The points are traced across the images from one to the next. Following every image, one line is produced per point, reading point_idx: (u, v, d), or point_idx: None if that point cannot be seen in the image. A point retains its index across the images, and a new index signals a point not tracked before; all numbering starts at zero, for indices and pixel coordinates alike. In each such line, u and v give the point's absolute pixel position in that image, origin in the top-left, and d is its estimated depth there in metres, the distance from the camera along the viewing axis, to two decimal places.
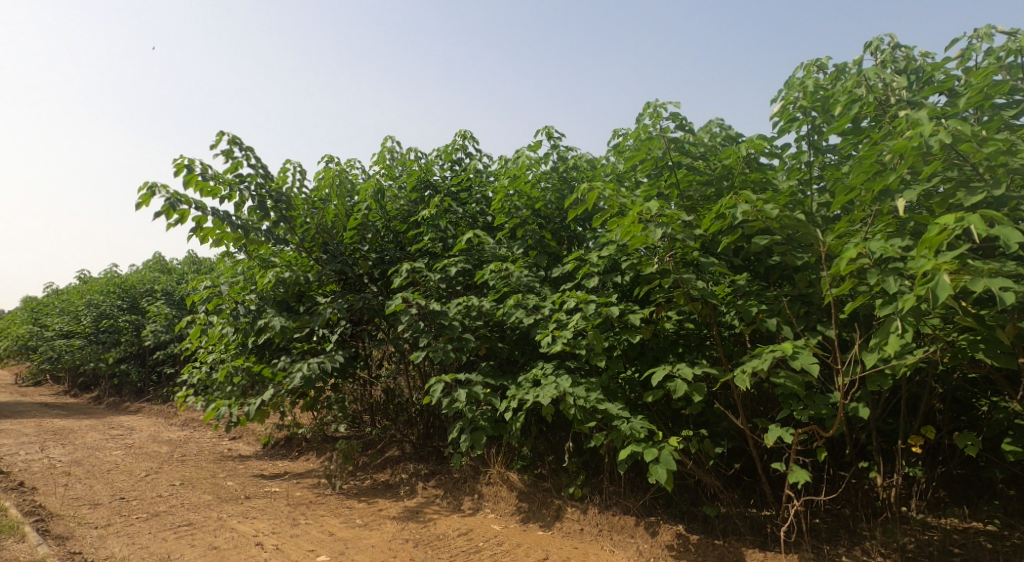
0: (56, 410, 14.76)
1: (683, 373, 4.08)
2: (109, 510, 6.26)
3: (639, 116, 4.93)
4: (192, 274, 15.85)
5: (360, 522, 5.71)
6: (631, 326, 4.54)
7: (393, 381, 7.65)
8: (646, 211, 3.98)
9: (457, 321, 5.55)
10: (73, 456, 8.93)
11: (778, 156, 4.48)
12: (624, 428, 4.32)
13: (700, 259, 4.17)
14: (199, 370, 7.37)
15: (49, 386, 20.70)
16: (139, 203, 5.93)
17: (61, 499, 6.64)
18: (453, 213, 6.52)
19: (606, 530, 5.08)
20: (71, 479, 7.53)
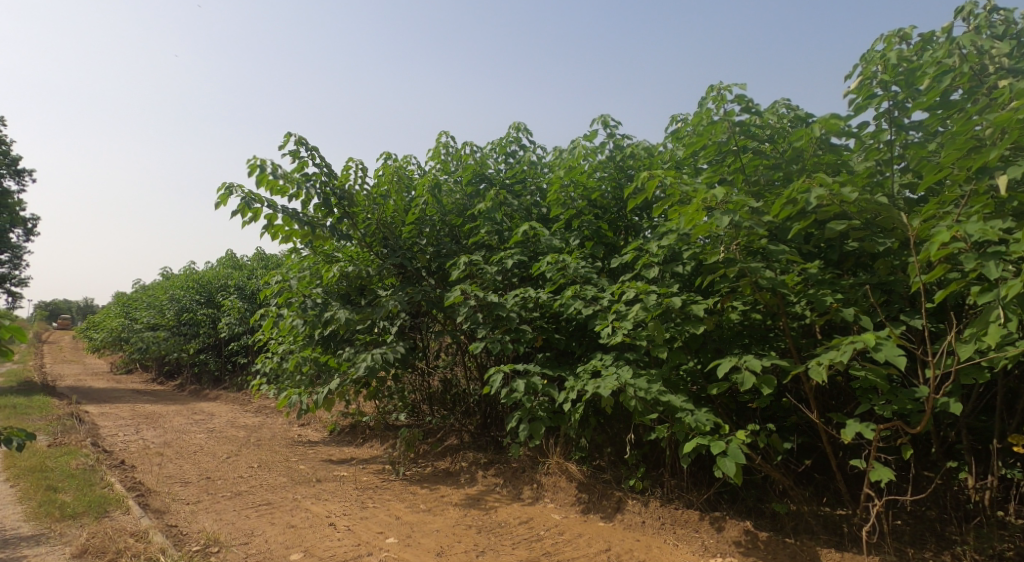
0: (146, 397, 15.80)
1: (751, 366, 3.94)
2: (198, 488, 6.65)
3: (701, 100, 4.78)
4: (262, 269, 16.57)
5: (424, 507, 5.84)
6: (693, 317, 4.41)
7: (450, 372, 7.78)
8: (711, 199, 3.88)
9: (515, 313, 5.52)
10: (164, 438, 9.54)
11: (855, 136, 4.24)
12: (689, 421, 4.23)
13: (768, 247, 4.01)
14: (271, 360, 7.72)
15: (140, 374, 22.24)
16: (217, 202, 6.23)
17: (155, 476, 7.11)
18: (509, 205, 6.46)
19: (669, 524, 5.00)
20: (163, 459, 8.05)
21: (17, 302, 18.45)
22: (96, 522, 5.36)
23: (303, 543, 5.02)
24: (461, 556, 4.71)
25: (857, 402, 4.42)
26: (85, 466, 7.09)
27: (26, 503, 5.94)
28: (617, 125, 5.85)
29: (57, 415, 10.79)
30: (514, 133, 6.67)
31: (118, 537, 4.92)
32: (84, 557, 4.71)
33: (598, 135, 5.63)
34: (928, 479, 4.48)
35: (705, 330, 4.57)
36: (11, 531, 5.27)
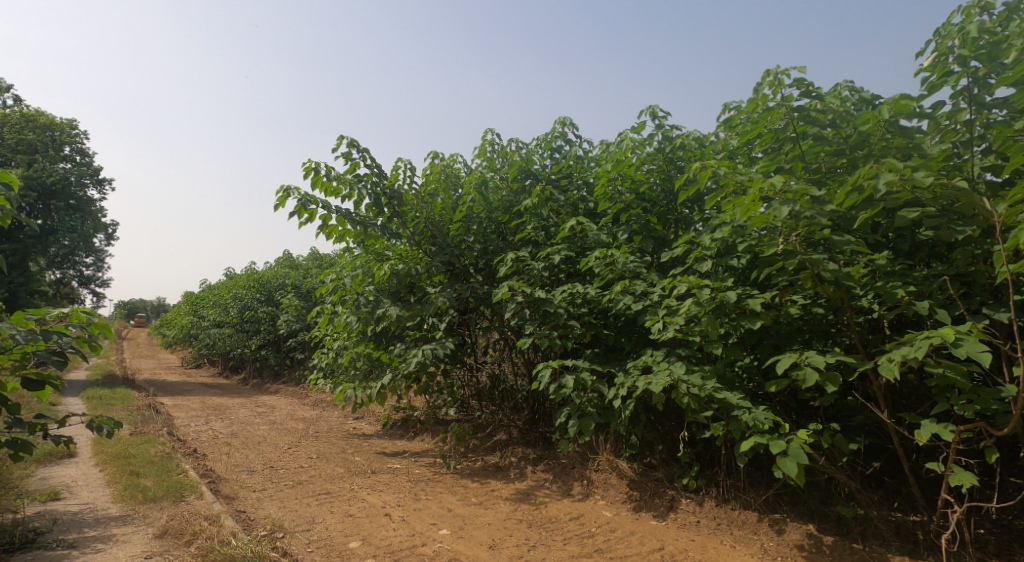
0: (213, 389, 16.53)
1: (814, 362, 3.80)
2: (263, 476, 6.91)
3: (758, 85, 4.63)
4: (317, 268, 17.04)
5: (475, 501, 5.88)
6: (750, 312, 4.28)
7: (498, 368, 7.80)
8: (768, 188, 3.76)
9: (563, 309, 5.49)
10: (231, 428, 9.96)
11: (929, 117, 4.02)
12: (746, 419, 4.11)
13: (831, 238, 3.85)
14: (327, 355, 7.94)
15: (207, 368, 23.26)
16: (275, 204, 6.43)
17: (224, 465, 7.43)
18: (555, 201, 6.42)
19: (725, 525, 4.88)
20: (231, 448, 8.40)
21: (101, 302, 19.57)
22: (173, 505, 5.65)
23: (361, 532, 5.14)
24: (513, 549, 4.73)
25: (931, 402, 4.20)
26: (163, 453, 7.48)
27: (112, 487, 6.32)
28: (666, 115, 5.72)
29: (136, 405, 11.41)
30: (559, 128, 6.61)
31: (194, 520, 5.17)
32: (164, 538, 4.97)
33: (646, 127, 5.52)
34: (1014, 485, 4.22)
35: (762, 325, 4.43)
36: (100, 512, 5.62)
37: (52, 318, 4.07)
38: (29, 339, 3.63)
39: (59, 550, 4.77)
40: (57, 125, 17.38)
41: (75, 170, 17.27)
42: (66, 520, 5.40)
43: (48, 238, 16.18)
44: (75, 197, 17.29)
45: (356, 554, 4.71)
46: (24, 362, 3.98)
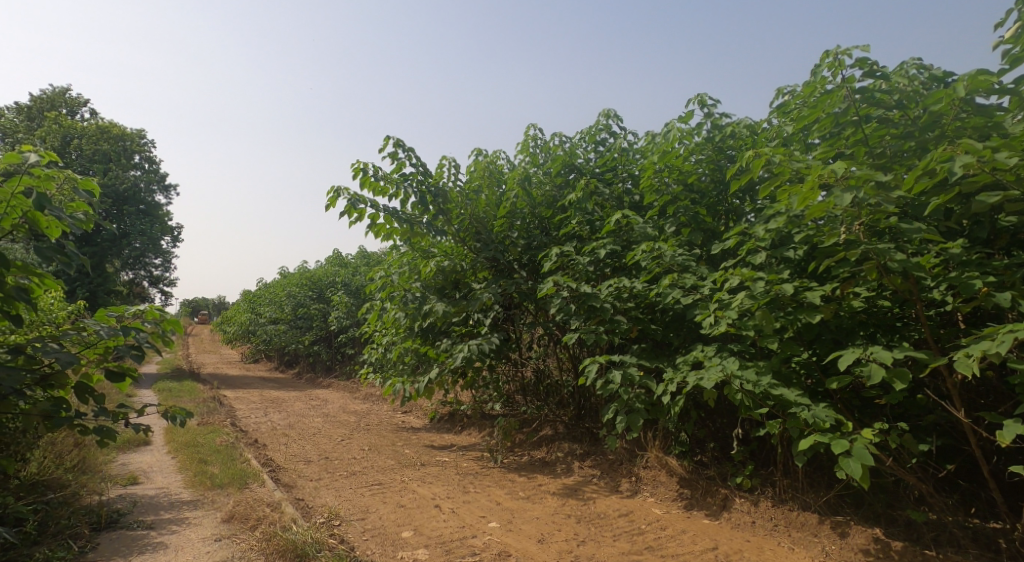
0: (269, 383, 17.09)
1: (880, 357, 3.64)
2: (319, 466, 7.10)
3: (816, 68, 4.48)
4: (366, 266, 17.41)
5: (523, 495, 5.89)
6: (808, 305, 4.13)
7: (543, 362, 7.78)
8: (829, 174, 3.62)
9: (609, 303, 5.43)
10: (288, 420, 10.28)
11: (1010, 93, 3.78)
12: (806, 417, 3.98)
13: (899, 226, 3.68)
14: (376, 350, 8.10)
15: (263, 363, 24.07)
16: (326, 204, 6.57)
17: (283, 455, 7.67)
18: (599, 194, 6.34)
19: (782, 526, 4.74)
20: (289, 439, 8.67)
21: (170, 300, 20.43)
22: (238, 492, 5.87)
23: (413, 522, 5.22)
24: (563, 544, 4.70)
25: (1012, 401, 3.96)
26: (227, 443, 7.78)
27: (184, 473, 6.61)
28: (715, 103, 5.57)
29: (201, 397, 11.92)
30: (603, 121, 6.53)
31: (258, 506, 5.35)
32: (231, 522, 5.17)
33: (694, 116, 5.39)
34: None
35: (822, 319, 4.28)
36: (173, 496, 5.89)
37: (129, 314, 4.28)
38: (112, 334, 3.92)
39: (139, 530, 5.02)
40: (127, 135, 17.93)
41: (144, 178, 17.94)
42: (144, 503, 5.68)
43: (121, 242, 16.92)
44: (144, 203, 17.99)
45: (409, 543, 4.78)
46: (106, 355, 4.18)
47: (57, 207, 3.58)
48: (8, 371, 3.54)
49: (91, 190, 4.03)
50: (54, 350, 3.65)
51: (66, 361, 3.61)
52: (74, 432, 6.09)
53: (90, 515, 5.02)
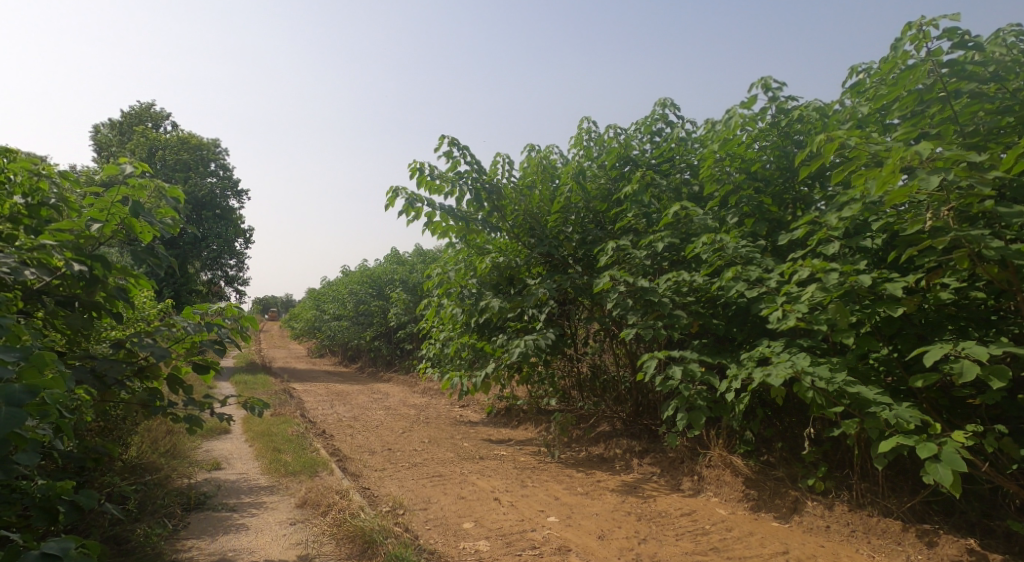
0: (334, 377, 17.63)
1: (974, 353, 3.40)
2: (383, 457, 7.27)
3: (898, 41, 4.24)
4: (423, 264, 17.72)
5: (582, 491, 5.85)
6: (889, 298, 3.90)
7: (600, 358, 7.70)
8: (913, 156, 3.40)
9: (668, 297, 5.30)
10: (352, 412, 10.58)
11: None
12: (888, 417, 3.76)
13: (996, 210, 3.42)
14: (434, 345, 8.24)
15: (327, 358, 24.86)
16: (384, 204, 6.70)
17: (349, 445, 7.89)
18: (656, 186, 6.18)
19: (860, 532, 4.50)
20: (354, 430, 8.92)
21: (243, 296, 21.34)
22: (310, 479, 6.09)
23: (473, 514, 5.26)
24: (624, 541, 4.63)
25: None
26: (299, 433, 8.07)
27: (261, 460, 6.91)
28: (780, 86, 5.33)
29: (274, 389, 12.44)
30: (659, 110, 6.36)
31: (328, 492, 5.52)
32: (304, 508, 5.36)
33: (758, 101, 5.19)
34: None
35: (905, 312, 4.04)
36: (252, 481, 6.17)
37: (212, 311, 4.45)
38: (198, 329, 4.17)
39: (224, 511, 5.28)
40: (205, 145, 18.69)
41: (220, 184, 18.84)
42: (227, 486, 5.98)
43: (201, 244, 17.78)
44: (221, 207, 18.84)
45: (470, 534, 4.83)
46: (194, 350, 4.35)
47: (150, 214, 3.77)
48: (110, 362, 3.75)
49: (178, 198, 4.24)
50: (149, 344, 3.85)
51: (161, 355, 3.80)
52: (165, 418, 6.47)
53: (181, 496, 5.33)
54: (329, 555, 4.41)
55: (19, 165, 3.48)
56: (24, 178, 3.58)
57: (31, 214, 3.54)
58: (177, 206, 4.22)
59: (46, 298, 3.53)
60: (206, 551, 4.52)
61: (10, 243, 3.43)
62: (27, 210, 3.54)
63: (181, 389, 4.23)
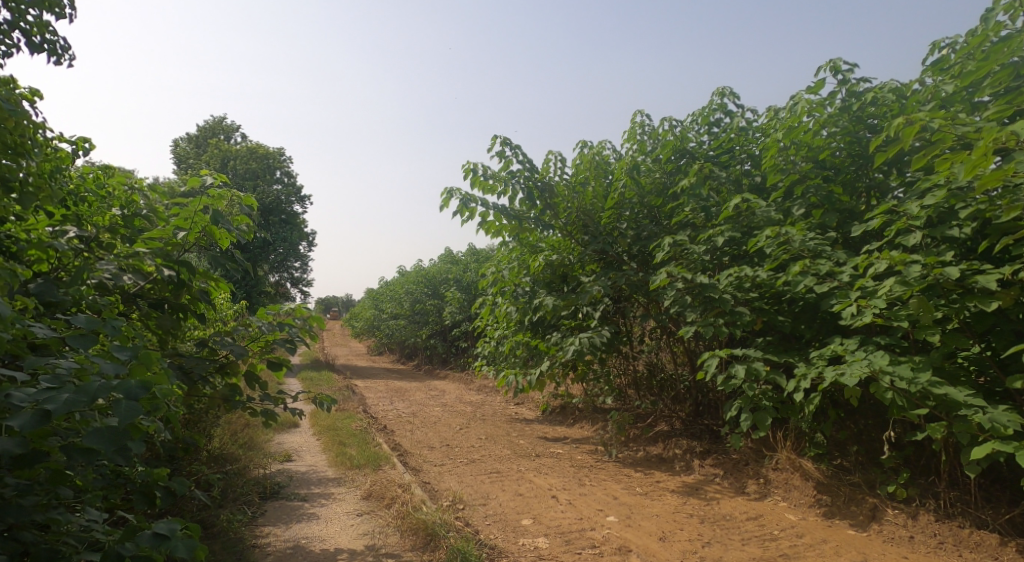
0: (393, 374, 18.00)
1: None
2: (442, 453, 7.35)
3: (989, 13, 3.98)
4: (477, 264, 17.89)
5: (641, 491, 5.74)
6: (981, 292, 3.66)
7: (657, 356, 7.55)
8: (1008, 138, 3.16)
9: (729, 294, 5.13)
10: (411, 408, 10.76)
11: None
12: (981, 422, 3.51)
13: None
14: (489, 343, 8.27)
15: (385, 355, 25.43)
16: (439, 206, 6.76)
17: (409, 441, 8.03)
18: (715, 178, 5.99)
19: (948, 544, 4.22)
20: (413, 426, 9.07)
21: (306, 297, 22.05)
22: (375, 472, 6.21)
23: (531, 511, 5.25)
24: (686, 543, 4.52)
25: None
26: (362, 428, 8.27)
27: (328, 453, 7.12)
28: (851, 68, 5.07)
29: (337, 386, 12.82)
30: (717, 100, 6.17)
31: (391, 485, 5.61)
32: (369, 500, 5.47)
33: (826, 84, 4.95)
34: None
35: (999, 308, 3.77)
36: (321, 473, 6.35)
37: (283, 311, 4.58)
38: (271, 329, 4.32)
39: (296, 501, 5.46)
40: (272, 154, 19.36)
41: (285, 191, 19.51)
42: (298, 477, 6.18)
43: (269, 248, 18.47)
44: (286, 212, 19.52)
45: (529, 531, 4.81)
46: (268, 348, 4.42)
47: (227, 220, 3.97)
48: (195, 360, 3.96)
49: (252, 206, 4.43)
50: (230, 343, 4.07)
51: (239, 353, 3.98)
52: (242, 412, 6.77)
53: (258, 485, 5.55)
54: (395, 546, 4.47)
55: (115, 182, 3.87)
56: (119, 193, 3.98)
57: (126, 224, 3.73)
58: (252, 214, 4.43)
59: (140, 301, 3.70)
60: (281, 537, 4.68)
61: (108, 251, 3.59)
62: (123, 221, 3.80)
63: (256, 385, 4.37)
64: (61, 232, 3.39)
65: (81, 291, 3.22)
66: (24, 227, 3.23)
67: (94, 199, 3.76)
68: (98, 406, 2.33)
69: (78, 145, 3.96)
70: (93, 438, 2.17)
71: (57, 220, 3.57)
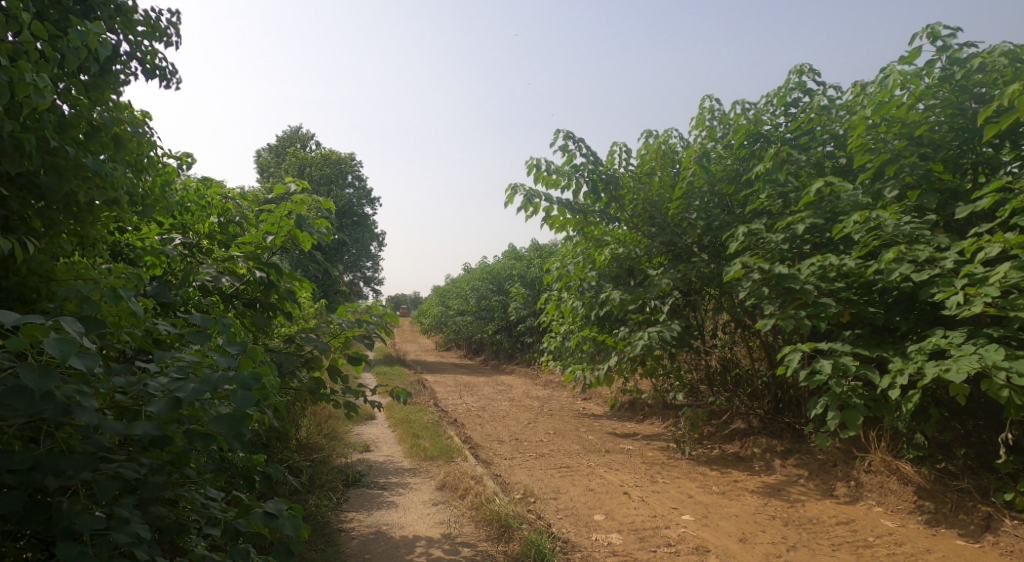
0: (461, 369, 18.24)
1: None
2: (511, 446, 7.36)
3: None
4: (541, 259, 17.88)
5: (718, 490, 5.53)
6: None
7: (731, 350, 7.28)
8: None
9: (812, 284, 4.84)
10: (479, 402, 10.86)
11: None
12: None
13: None
14: (555, 338, 8.22)
15: (453, 351, 25.82)
16: (503, 202, 6.75)
17: (479, 434, 8.09)
18: (794, 161, 5.68)
19: None
20: (483, 419, 9.15)
21: (376, 294, 22.66)
22: (447, 464, 6.29)
23: (604, 506, 5.16)
24: (769, 546, 4.31)
25: None
26: (433, 421, 8.41)
27: (403, 444, 7.28)
28: (951, 34, 4.66)
29: (408, 379, 13.11)
30: (796, 78, 5.85)
31: (464, 477, 5.65)
32: (443, 491, 5.53)
33: (922, 53, 4.59)
34: None
35: None
36: (397, 464, 6.50)
37: (361, 309, 4.68)
38: (351, 325, 4.39)
39: (375, 489, 5.60)
40: (343, 159, 19.92)
41: (356, 194, 20.14)
42: (376, 467, 6.35)
43: (342, 249, 19.08)
44: (357, 215, 20.08)
45: (602, 526, 4.73)
46: (348, 344, 4.52)
47: (310, 225, 4.05)
48: (284, 356, 4.15)
49: (330, 209, 4.53)
50: (313, 338, 4.19)
51: (323, 348, 4.11)
52: (320, 404, 7.02)
53: (339, 473, 5.74)
54: (470, 536, 4.48)
55: (211, 192, 4.09)
56: (215, 202, 4.16)
57: (223, 230, 4.00)
58: (330, 217, 4.53)
59: (236, 301, 3.85)
60: (364, 523, 4.81)
61: (208, 256, 3.85)
62: (219, 228, 4.00)
63: (338, 379, 4.48)
64: (169, 240, 3.76)
65: (187, 292, 3.53)
66: (139, 238, 3.58)
67: (196, 209, 4.05)
68: (218, 394, 2.32)
69: (181, 159, 4.23)
70: (216, 423, 2.13)
71: (166, 229, 3.90)
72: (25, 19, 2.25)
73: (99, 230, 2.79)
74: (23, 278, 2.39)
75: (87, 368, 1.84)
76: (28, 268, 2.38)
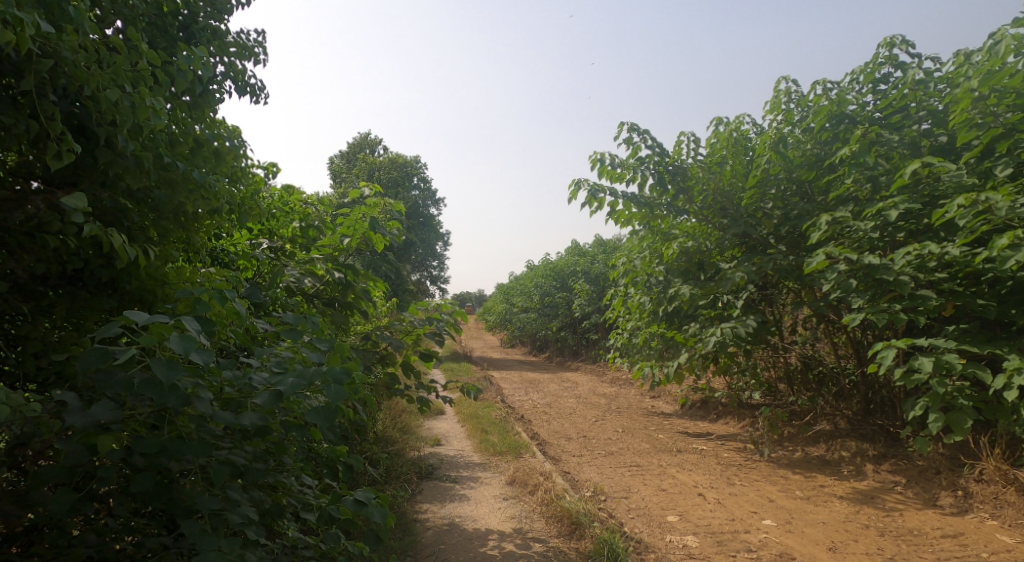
0: (526, 366, 18.23)
1: None
2: (579, 444, 7.25)
3: None
4: (604, 255, 17.60)
5: (802, 495, 5.22)
6: None
7: (812, 347, 6.88)
8: None
9: (908, 275, 4.44)
10: (545, 399, 10.79)
11: None
12: None
13: None
14: (621, 335, 8.03)
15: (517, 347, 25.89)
16: (567, 197, 6.64)
17: (547, 430, 8.02)
18: (884, 142, 5.29)
19: None
20: (550, 416, 9.07)
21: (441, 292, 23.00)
22: (516, 459, 6.26)
23: (678, 507, 4.99)
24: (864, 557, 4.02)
25: None
26: (501, 417, 8.40)
27: (472, 439, 7.30)
28: None
29: (474, 376, 13.19)
30: (886, 51, 5.44)
31: (534, 473, 5.60)
32: (513, 486, 5.49)
33: None
34: None
35: None
36: (468, 458, 6.52)
37: (432, 308, 4.71)
38: (421, 324, 4.43)
39: (447, 482, 5.63)
40: (408, 161, 20.33)
41: (421, 194, 20.47)
42: (448, 461, 6.39)
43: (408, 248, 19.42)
44: (422, 215, 20.44)
45: (677, 528, 4.56)
46: (419, 342, 4.56)
47: (383, 227, 4.09)
48: (361, 353, 4.24)
49: (402, 211, 4.57)
50: (388, 336, 4.27)
51: (397, 345, 4.19)
52: (390, 400, 7.13)
53: (414, 466, 5.80)
54: (542, 531, 4.43)
55: (294, 197, 4.14)
56: (297, 208, 4.21)
57: (304, 235, 4.12)
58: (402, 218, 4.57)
59: (317, 300, 3.95)
60: (438, 514, 4.84)
61: (292, 259, 3.97)
62: (301, 233, 4.12)
63: (412, 376, 4.52)
64: (257, 244, 3.92)
65: (276, 293, 3.62)
66: (232, 243, 3.76)
67: (281, 215, 4.12)
68: (311, 388, 2.34)
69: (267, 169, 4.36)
70: (312, 415, 2.15)
71: (254, 234, 4.02)
72: (144, 48, 2.34)
73: (201, 236, 2.92)
74: (143, 282, 2.47)
75: (205, 361, 1.88)
76: (147, 273, 2.47)
